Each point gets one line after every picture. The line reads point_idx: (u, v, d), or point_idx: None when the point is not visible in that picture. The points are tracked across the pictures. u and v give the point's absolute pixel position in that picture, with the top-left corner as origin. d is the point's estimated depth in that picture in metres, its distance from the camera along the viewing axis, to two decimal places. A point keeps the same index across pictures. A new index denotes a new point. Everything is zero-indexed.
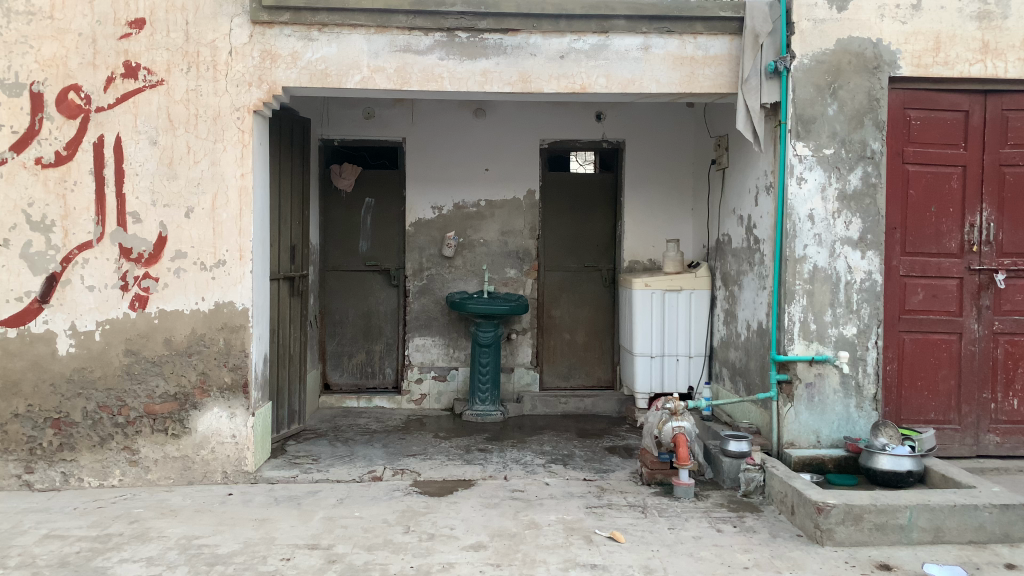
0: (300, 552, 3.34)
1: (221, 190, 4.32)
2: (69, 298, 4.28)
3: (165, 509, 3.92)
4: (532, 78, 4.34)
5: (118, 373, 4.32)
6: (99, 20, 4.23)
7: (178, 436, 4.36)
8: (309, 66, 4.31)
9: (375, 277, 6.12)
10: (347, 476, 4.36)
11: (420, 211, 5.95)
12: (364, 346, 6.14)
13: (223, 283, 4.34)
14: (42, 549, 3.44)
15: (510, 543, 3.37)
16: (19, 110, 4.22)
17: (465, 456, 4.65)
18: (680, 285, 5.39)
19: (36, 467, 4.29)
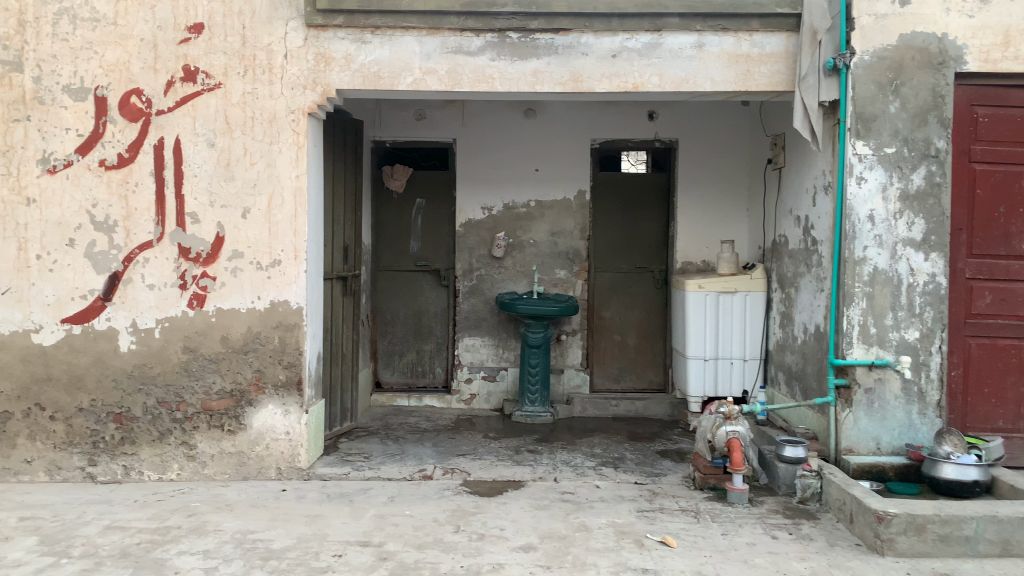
0: (352, 548, 3.37)
1: (276, 192, 4.39)
2: (130, 297, 4.40)
3: (221, 504, 4.01)
4: (583, 77, 4.32)
5: (177, 369, 4.43)
6: (160, 25, 4.34)
7: (234, 432, 4.45)
8: (362, 68, 4.36)
9: (426, 277, 6.16)
10: (397, 474, 4.40)
11: (471, 211, 5.97)
12: (415, 345, 6.18)
13: (279, 283, 4.41)
14: (104, 540, 3.54)
15: (560, 545, 3.35)
16: (85, 114, 4.36)
17: (515, 457, 4.64)
18: (734, 287, 5.31)
19: (99, 460, 4.43)
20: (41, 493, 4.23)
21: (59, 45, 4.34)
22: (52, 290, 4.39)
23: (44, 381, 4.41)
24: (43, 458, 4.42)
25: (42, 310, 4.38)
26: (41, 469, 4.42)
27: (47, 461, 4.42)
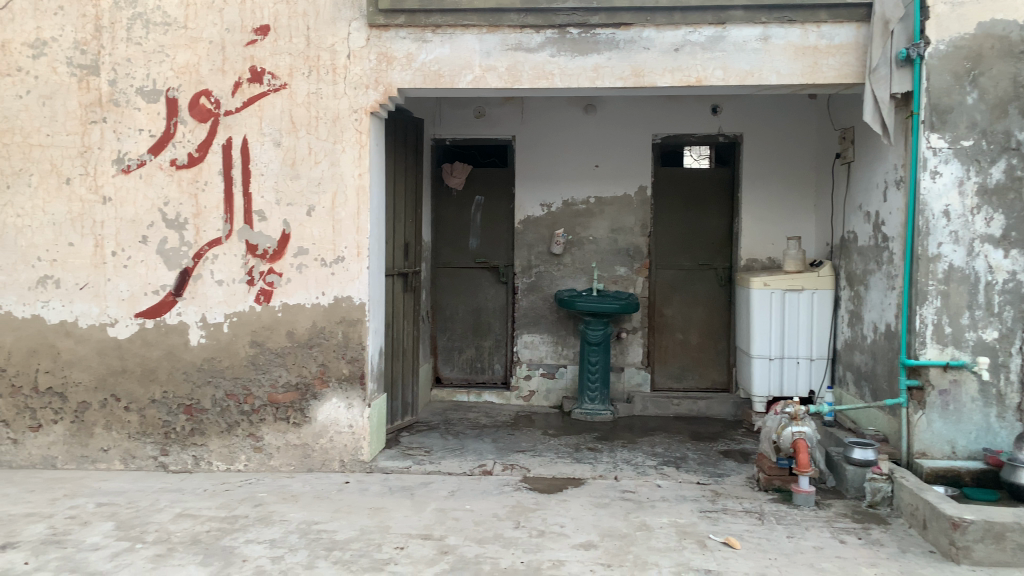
0: (413, 541, 3.41)
1: (340, 190, 4.47)
2: (200, 292, 4.54)
3: (287, 495, 4.10)
4: (645, 72, 4.27)
5: (244, 363, 4.55)
6: (228, 28, 4.46)
7: (299, 424, 4.55)
8: (423, 67, 4.39)
9: (485, 274, 6.18)
10: (457, 469, 4.43)
11: (529, 208, 5.97)
12: (474, 342, 6.22)
13: (342, 279, 4.49)
14: (176, 527, 3.66)
15: (620, 543, 3.33)
16: (157, 115, 4.52)
17: (575, 454, 4.63)
18: (801, 284, 5.18)
19: (171, 450, 4.58)
20: (116, 480, 4.40)
21: (133, 49, 4.50)
22: (126, 285, 4.56)
23: (119, 373, 4.58)
24: (118, 447, 4.59)
25: (118, 304, 4.56)
26: (117, 457, 4.60)
27: (122, 449, 4.59)
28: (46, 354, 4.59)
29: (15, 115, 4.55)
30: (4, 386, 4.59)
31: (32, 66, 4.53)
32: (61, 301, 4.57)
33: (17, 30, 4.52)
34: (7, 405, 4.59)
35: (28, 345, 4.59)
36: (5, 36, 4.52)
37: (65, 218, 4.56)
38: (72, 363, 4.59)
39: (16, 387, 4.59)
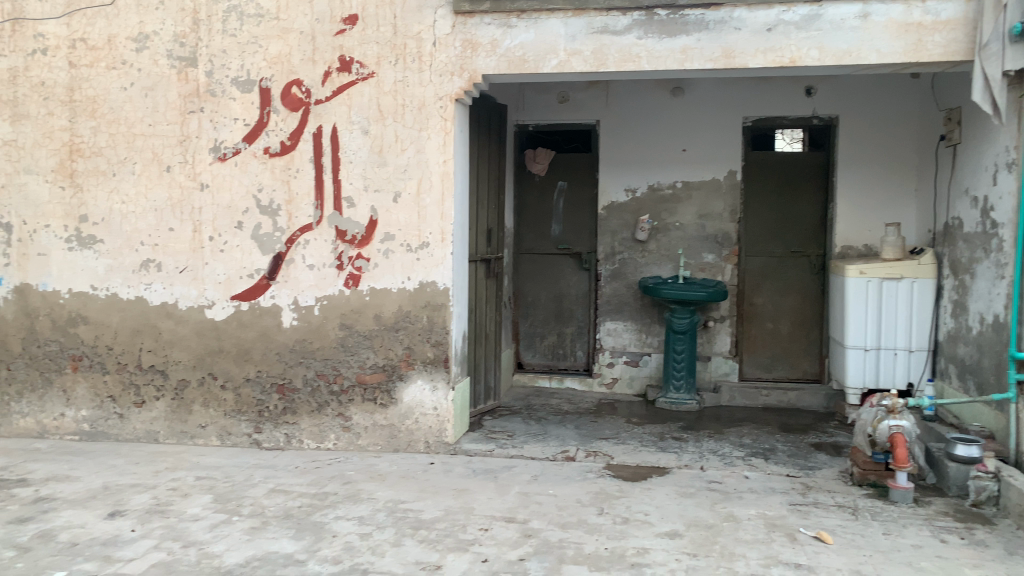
0: (497, 524, 3.45)
1: (425, 176, 4.52)
2: (292, 276, 4.68)
3: (374, 474, 4.20)
4: (736, 53, 4.15)
5: (333, 345, 4.68)
6: (318, 18, 4.56)
7: (385, 406, 4.65)
8: (508, 53, 4.39)
9: (568, 261, 6.16)
10: (540, 454, 4.45)
11: (614, 193, 5.92)
12: (556, 328, 6.21)
13: (427, 264, 4.55)
14: (270, 501, 3.80)
15: (707, 534, 3.28)
16: (251, 105, 4.67)
17: (659, 443, 4.58)
18: (900, 273, 4.97)
19: (264, 428, 4.76)
20: (214, 455, 4.60)
21: (229, 41, 4.66)
22: (222, 269, 4.75)
23: (216, 353, 4.78)
24: (215, 424, 4.80)
25: (215, 287, 4.76)
26: (214, 433, 4.81)
27: (219, 426, 4.80)
28: (149, 334, 4.83)
29: (120, 106, 4.78)
30: (112, 363, 4.86)
31: (135, 59, 4.75)
32: (163, 283, 4.80)
33: (122, 26, 4.75)
34: (114, 381, 4.86)
35: (132, 324, 4.84)
36: (112, 32, 4.76)
37: (165, 204, 4.78)
38: (173, 343, 4.81)
39: (122, 364, 4.85)
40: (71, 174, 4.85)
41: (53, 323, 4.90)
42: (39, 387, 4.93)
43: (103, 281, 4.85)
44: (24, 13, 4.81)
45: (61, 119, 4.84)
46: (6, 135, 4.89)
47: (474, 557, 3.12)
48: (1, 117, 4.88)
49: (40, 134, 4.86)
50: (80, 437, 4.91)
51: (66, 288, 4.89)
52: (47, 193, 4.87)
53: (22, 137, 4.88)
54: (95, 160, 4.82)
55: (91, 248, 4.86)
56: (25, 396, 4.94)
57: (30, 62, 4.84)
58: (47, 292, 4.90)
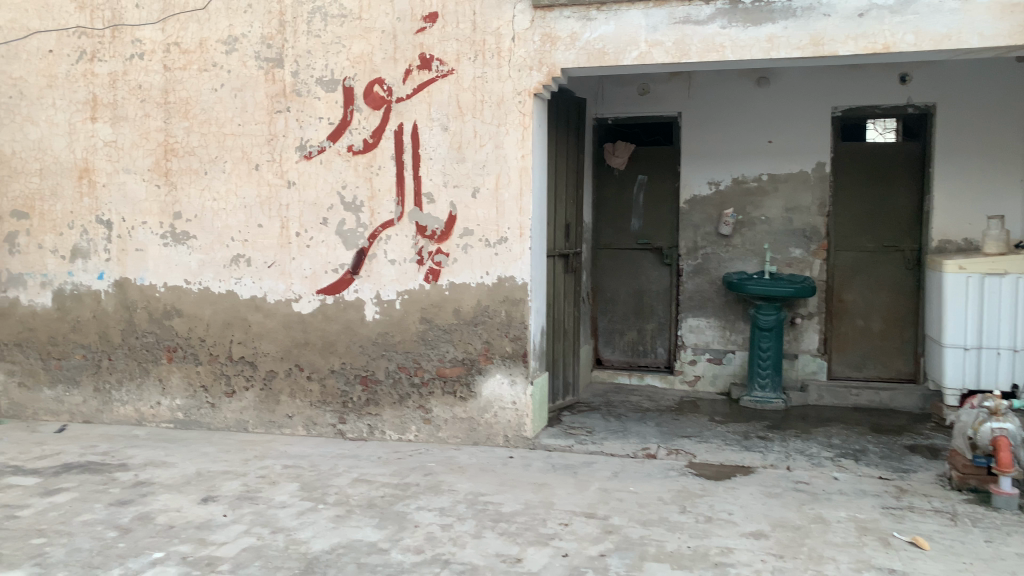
0: (577, 519, 3.44)
1: (504, 171, 4.53)
2: (374, 270, 4.78)
3: (455, 466, 4.25)
4: (825, 40, 4.01)
5: (414, 338, 4.75)
6: (399, 17, 4.64)
7: (465, 399, 4.69)
8: (587, 45, 4.35)
9: (648, 256, 6.09)
10: (621, 450, 4.42)
11: (696, 186, 5.82)
12: (636, 324, 6.15)
13: (505, 259, 4.56)
14: (354, 491, 3.89)
15: (794, 535, 3.20)
16: (335, 104, 4.78)
17: (743, 442, 4.47)
18: (1004, 268, 4.73)
19: (348, 418, 4.87)
20: (300, 445, 4.74)
21: (313, 41, 4.78)
22: (309, 264, 4.88)
23: (302, 345, 4.92)
24: (302, 414, 4.94)
25: (301, 281, 4.90)
26: (300, 423, 4.95)
27: (305, 416, 4.94)
28: (239, 326, 5.00)
29: (211, 107, 4.96)
30: (204, 354, 5.06)
31: (225, 61, 4.92)
32: (252, 278, 4.97)
33: (213, 29, 4.93)
34: (207, 371, 5.06)
35: (223, 317, 5.02)
36: (203, 35, 4.95)
37: (254, 201, 4.94)
38: (262, 335, 4.97)
39: (213, 355, 5.04)
40: (166, 173, 5.06)
41: (150, 315, 5.13)
42: (137, 376, 5.17)
43: (196, 275, 5.06)
44: (123, 19, 5.05)
45: (157, 120, 5.05)
46: (107, 136, 5.14)
47: (555, 551, 3.12)
48: (102, 119, 5.14)
49: (138, 135, 5.09)
50: (175, 425, 5.14)
51: (162, 282, 5.11)
52: (144, 192, 5.11)
53: (122, 138, 5.12)
54: (188, 159, 5.02)
55: (185, 244, 5.07)
56: (124, 384, 5.20)
57: (128, 67, 5.08)
58: (144, 286, 5.14)
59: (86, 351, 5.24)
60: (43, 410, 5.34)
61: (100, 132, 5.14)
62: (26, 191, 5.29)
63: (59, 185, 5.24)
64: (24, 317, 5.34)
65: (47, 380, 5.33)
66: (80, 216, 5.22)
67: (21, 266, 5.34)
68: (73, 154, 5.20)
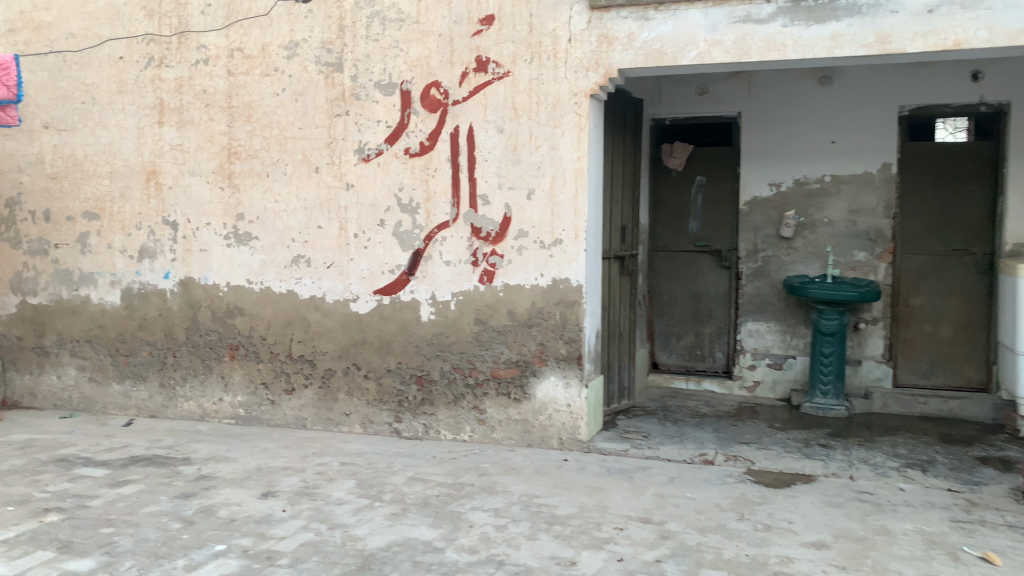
0: (633, 524, 3.41)
1: (559, 173, 4.52)
2: (429, 271, 4.82)
3: (509, 467, 4.26)
4: (892, 38, 3.90)
5: (469, 339, 4.77)
6: (456, 20, 4.67)
7: (520, 400, 4.69)
8: (645, 46, 4.32)
9: (706, 259, 6.00)
10: (677, 455, 4.36)
11: (756, 188, 5.72)
12: (694, 328, 6.07)
13: (560, 261, 4.55)
14: (410, 489, 3.93)
15: (857, 546, 3.11)
16: (393, 107, 4.84)
17: (804, 449, 4.37)
18: None
19: (403, 417, 4.92)
20: (357, 442, 4.81)
21: (372, 46, 4.85)
22: (366, 265, 4.95)
23: (359, 344, 4.99)
24: (359, 412, 5.01)
25: (359, 281, 4.97)
26: (357, 421, 5.02)
27: (362, 415, 5.01)
28: (299, 325, 5.10)
29: (273, 111, 5.07)
30: (265, 352, 5.17)
31: (287, 66, 5.03)
32: (312, 278, 5.06)
33: (275, 34, 5.04)
34: (267, 369, 5.17)
35: (284, 316, 5.13)
36: (266, 40, 5.06)
37: (314, 203, 5.03)
38: (321, 334, 5.06)
39: (274, 353, 5.15)
40: (229, 175, 5.19)
41: (213, 314, 5.27)
42: (201, 372, 5.32)
43: (257, 275, 5.18)
44: (189, 26, 5.20)
45: (221, 124, 5.19)
46: (173, 139, 5.30)
47: (610, 555, 3.10)
48: (169, 123, 5.30)
49: (202, 139, 5.24)
50: (236, 421, 5.26)
51: (225, 281, 5.24)
52: (208, 193, 5.25)
53: (187, 141, 5.27)
54: (250, 162, 5.14)
55: (247, 245, 5.19)
56: (189, 380, 5.35)
57: (194, 72, 5.22)
58: (208, 285, 5.28)
59: (152, 348, 5.41)
60: (112, 404, 5.54)
61: (167, 135, 5.31)
62: (97, 193, 5.49)
63: (128, 187, 5.42)
64: (95, 314, 5.54)
65: (116, 375, 5.51)
66: (147, 217, 5.39)
67: (92, 265, 5.54)
68: (141, 157, 5.38)
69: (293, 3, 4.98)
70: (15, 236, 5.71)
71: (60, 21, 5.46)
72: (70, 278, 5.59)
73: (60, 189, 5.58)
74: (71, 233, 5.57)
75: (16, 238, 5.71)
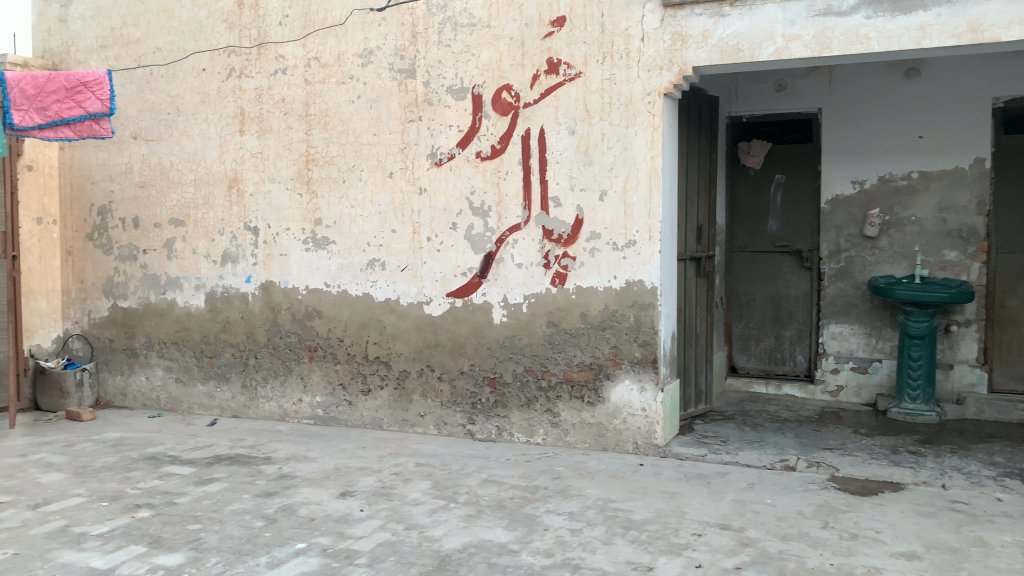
0: (711, 530, 3.34)
1: (632, 173, 4.47)
2: (501, 274, 4.84)
3: (583, 471, 4.23)
4: (984, 26, 3.71)
5: (542, 342, 4.76)
6: (527, 23, 4.68)
7: (593, 404, 4.65)
8: (720, 42, 4.23)
9: (786, 259, 5.87)
10: (757, 461, 4.26)
11: (839, 185, 5.54)
12: (774, 331, 5.94)
13: (634, 263, 4.49)
14: (485, 491, 3.95)
15: (951, 558, 2.98)
16: (464, 111, 4.87)
17: (892, 456, 4.20)
18: None
19: (477, 419, 4.95)
20: (432, 444, 4.86)
21: (444, 51, 4.90)
22: (439, 267, 5.01)
23: (433, 346, 5.04)
24: (433, 413, 5.07)
25: (432, 285, 5.03)
26: (432, 423, 5.08)
27: (436, 416, 5.06)
28: (375, 327, 5.19)
29: (349, 118, 5.18)
30: (343, 354, 5.28)
31: (361, 74, 5.13)
32: (386, 281, 5.15)
33: (350, 43, 5.15)
34: (345, 370, 5.28)
35: (360, 319, 5.23)
36: (341, 49, 5.18)
37: (389, 208, 5.11)
38: (396, 336, 5.14)
39: (351, 355, 5.26)
40: (307, 182, 5.32)
41: (293, 316, 5.41)
42: (281, 374, 5.46)
43: (335, 279, 5.29)
44: (268, 37, 5.36)
45: (299, 132, 5.33)
46: (254, 148, 5.46)
47: (687, 562, 3.04)
48: (249, 132, 5.46)
49: (281, 146, 5.38)
50: (315, 421, 5.38)
51: (304, 285, 5.37)
52: (288, 200, 5.39)
53: (267, 149, 5.43)
54: (328, 168, 5.26)
55: (325, 249, 5.31)
56: (269, 381, 5.50)
57: (273, 81, 5.38)
58: (288, 288, 5.42)
59: (235, 350, 5.59)
60: (197, 404, 5.74)
61: (248, 143, 5.47)
62: (182, 201, 5.71)
63: (211, 194, 5.62)
64: (180, 317, 5.76)
65: (201, 376, 5.71)
66: (229, 223, 5.58)
67: (178, 270, 5.76)
68: (223, 165, 5.57)
69: (367, 11, 5.09)
70: (107, 242, 5.99)
71: (148, 36, 5.71)
72: (157, 283, 5.83)
73: (147, 197, 5.82)
74: (158, 238, 5.81)
75: (107, 244, 5.98)
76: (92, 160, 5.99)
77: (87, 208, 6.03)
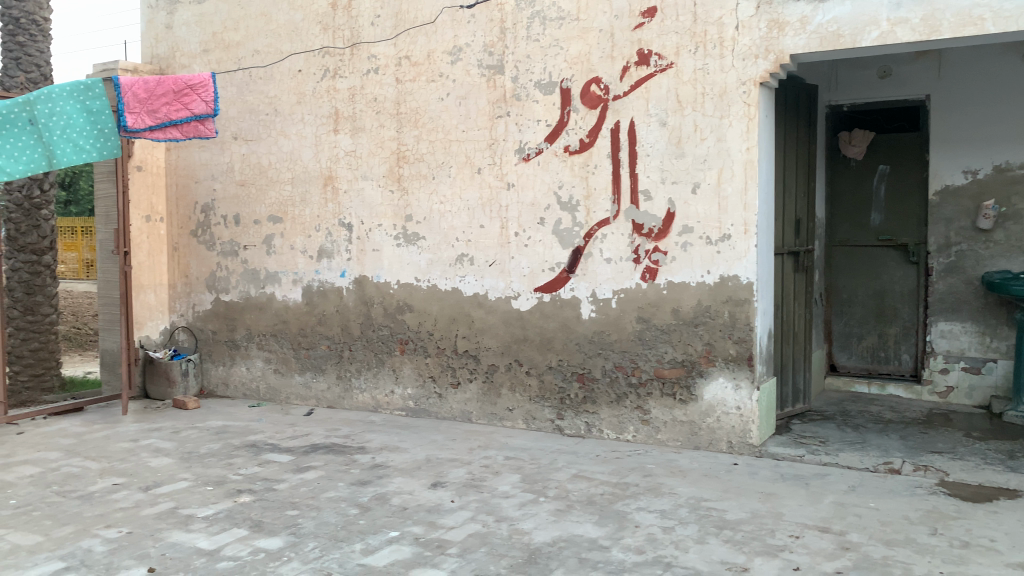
0: (810, 532, 3.24)
1: (727, 165, 4.36)
2: (590, 269, 4.81)
3: (675, 469, 4.17)
4: None
5: (632, 338, 4.71)
6: (617, 15, 4.63)
7: (685, 401, 4.58)
8: (820, 29, 4.07)
9: (890, 254, 5.63)
10: (860, 463, 4.09)
11: (949, 176, 5.27)
12: (877, 329, 5.70)
13: (728, 258, 4.38)
14: (574, 486, 3.94)
15: None
16: (553, 106, 4.86)
17: (1008, 462, 3.96)
18: None
19: (566, 415, 4.94)
20: (521, 438, 4.89)
21: (532, 46, 4.91)
22: (527, 263, 5.02)
23: (521, 341, 5.06)
24: (522, 408, 5.09)
25: (520, 279, 5.05)
26: (520, 417, 5.10)
27: (524, 410, 5.08)
28: (464, 322, 5.25)
29: (438, 115, 5.26)
30: (433, 347, 5.37)
31: (450, 71, 5.19)
32: (475, 276, 5.20)
33: (439, 41, 5.21)
34: (435, 363, 5.37)
35: (449, 313, 5.30)
36: (431, 47, 5.25)
37: (477, 203, 5.16)
38: (484, 331, 5.19)
39: (441, 349, 5.34)
40: (399, 179, 5.43)
41: (385, 310, 5.53)
42: (374, 366, 5.60)
43: (425, 273, 5.38)
44: (361, 37, 5.49)
45: (390, 130, 5.44)
46: (348, 146, 5.61)
47: (784, 564, 2.95)
48: (343, 130, 5.61)
49: (374, 144, 5.51)
50: (406, 413, 5.49)
51: (396, 279, 5.49)
52: (380, 196, 5.51)
53: (360, 148, 5.56)
54: (418, 165, 5.35)
55: (415, 245, 5.40)
56: (363, 373, 5.65)
57: (366, 81, 5.50)
58: (380, 283, 5.55)
59: (330, 342, 5.76)
60: (294, 394, 5.95)
61: (342, 142, 5.62)
62: (280, 198, 5.92)
63: (308, 192, 5.80)
64: (279, 310, 5.97)
65: (298, 367, 5.92)
66: (325, 220, 5.74)
67: (276, 265, 5.97)
68: (319, 164, 5.74)
69: (457, 9, 5.14)
70: (209, 238, 6.27)
71: (247, 39, 5.94)
72: (256, 277, 6.06)
73: (247, 195, 6.06)
74: (258, 235, 6.04)
75: (210, 240, 6.26)
76: (195, 160, 6.28)
77: (192, 206, 6.33)
